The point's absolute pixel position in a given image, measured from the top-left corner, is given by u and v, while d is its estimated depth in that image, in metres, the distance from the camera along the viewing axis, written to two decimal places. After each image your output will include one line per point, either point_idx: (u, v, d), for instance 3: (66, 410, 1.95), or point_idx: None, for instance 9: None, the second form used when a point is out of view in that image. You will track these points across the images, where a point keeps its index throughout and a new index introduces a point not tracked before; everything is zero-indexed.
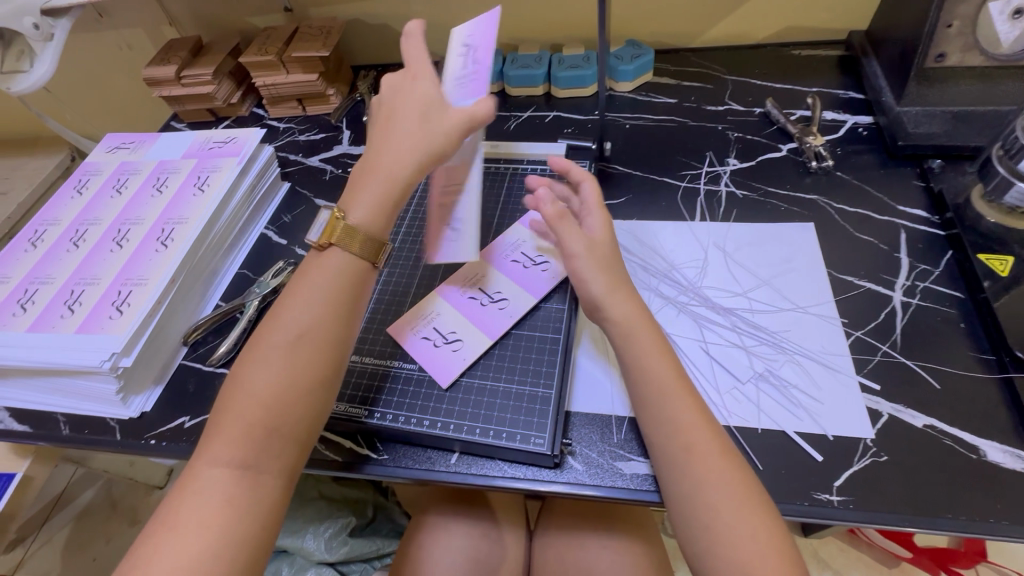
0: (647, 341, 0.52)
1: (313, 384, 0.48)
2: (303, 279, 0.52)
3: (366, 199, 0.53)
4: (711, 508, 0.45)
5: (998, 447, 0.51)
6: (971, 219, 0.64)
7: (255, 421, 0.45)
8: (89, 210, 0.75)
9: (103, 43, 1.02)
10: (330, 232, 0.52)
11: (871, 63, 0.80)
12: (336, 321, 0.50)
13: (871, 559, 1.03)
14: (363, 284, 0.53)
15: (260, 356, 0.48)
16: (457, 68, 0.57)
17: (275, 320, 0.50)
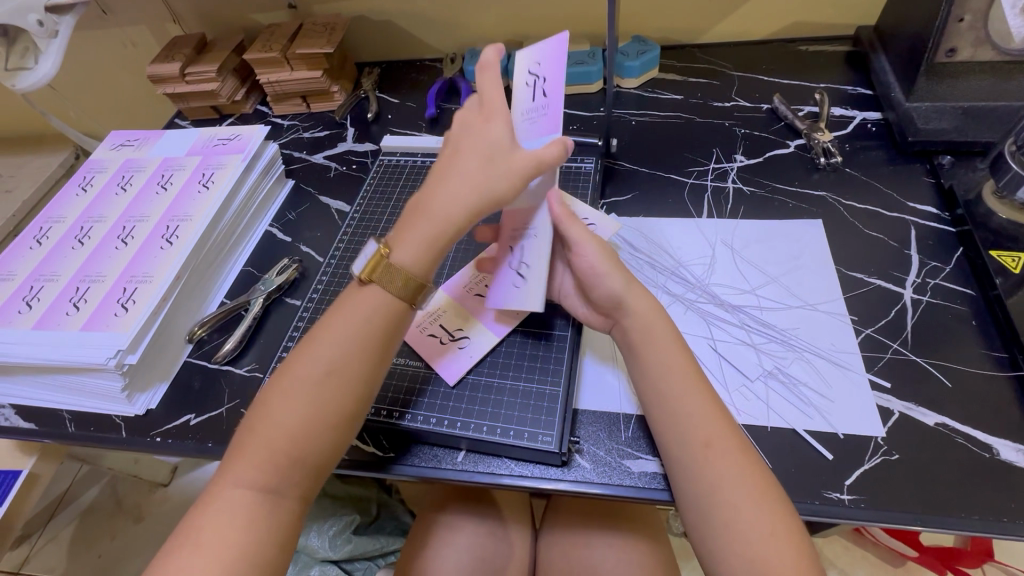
0: (663, 336, 0.52)
1: (340, 418, 0.47)
2: (340, 312, 0.49)
3: (413, 240, 0.49)
4: (730, 506, 0.44)
5: (1011, 445, 0.50)
6: (983, 215, 0.63)
7: (279, 449, 0.45)
8: (94, 207, 0.74)
9: (107, 40, 1.01)
10: (373, 267, 0.49)
11: (880, 58, 0.80)
12: (367, 359, 0.48)
13: (877, 559, 1.03)
14: (398, 326, 0.50)
15: (288, 386, 0.47)
16: (524, 101, 0.51)
17: (305, 349, 0.48)
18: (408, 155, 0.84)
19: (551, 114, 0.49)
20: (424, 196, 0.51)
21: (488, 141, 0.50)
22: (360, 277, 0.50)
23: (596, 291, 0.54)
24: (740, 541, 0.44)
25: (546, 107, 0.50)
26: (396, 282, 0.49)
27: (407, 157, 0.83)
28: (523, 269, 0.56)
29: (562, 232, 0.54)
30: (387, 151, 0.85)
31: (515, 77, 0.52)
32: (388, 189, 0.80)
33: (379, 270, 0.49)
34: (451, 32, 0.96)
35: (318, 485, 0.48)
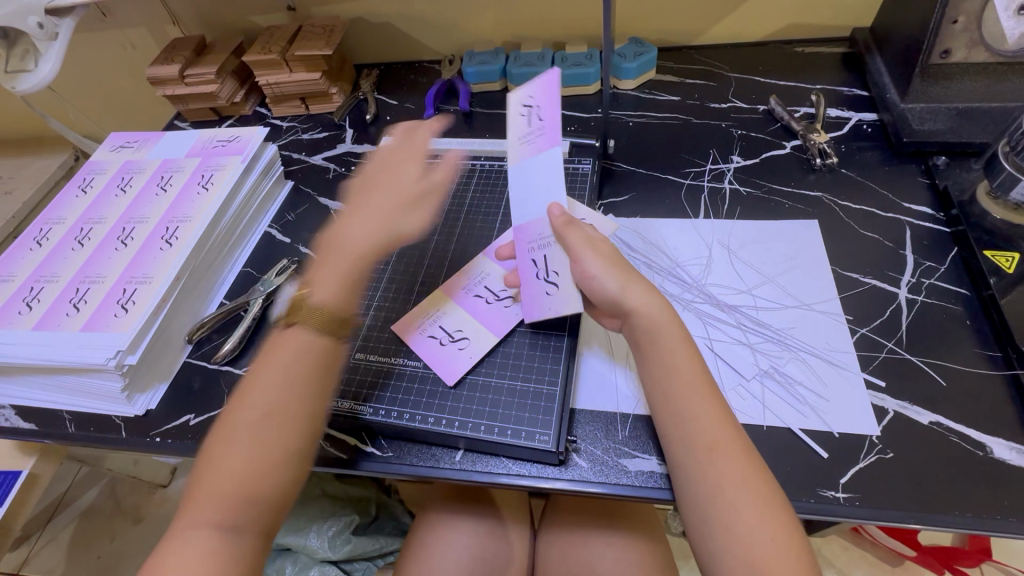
0: (674, 338, 0.51)
1: (290, 451, 0.48)
2: (271, 357, 0.51)
3: (330, 277, 0.55)
4: (732, 508, 0.45)
5: (1005, 443, 0.51)
6: (977, 215, 0.64)
7: (227, 494, 0.45)
8: (93, 209, 0.75)
9: (106, 42, 1.02)
10: (294, 310, 0.53)
11: (875, 60, 0.80)
12: (308, 394, 0.50)
13: (875, 558, 1.03)
14: (332, 361, 0.53)
15: (230, 433, 0.48)
16: (520, 127, 0.55)
17: (242, 396, 0.50)
18: None
19: (548, 138, 0.52)
20: (331, 242, 0.58)
21: (400, 180, 0.61)
22: (283, 322, 0.53)
23: (593, 294, 0.53)
24: (739, 542, 0.44)
25: (543, 134, 0.53)
26: (318, 317, 0.52)
27: None
28: (552, 277, 0.56)
29: (562, 238, 0.54)
30: None
31: (508, 107, 0.55)
32: None
33: (299, 311, 0.53)
34: (449, 33, 0.96)
35: (278, 524, 0.48)
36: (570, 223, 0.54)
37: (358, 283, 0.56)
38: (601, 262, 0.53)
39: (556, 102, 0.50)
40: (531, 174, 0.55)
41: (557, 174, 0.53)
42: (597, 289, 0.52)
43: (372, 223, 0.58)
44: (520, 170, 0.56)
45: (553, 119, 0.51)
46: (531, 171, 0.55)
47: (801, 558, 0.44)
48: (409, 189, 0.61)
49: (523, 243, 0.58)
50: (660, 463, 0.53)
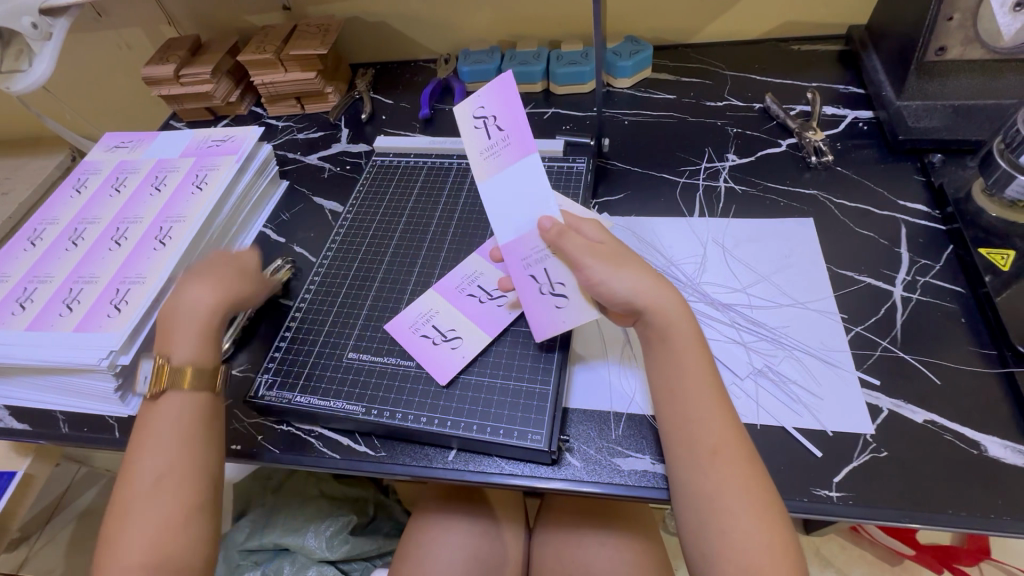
0: (686, 338, 0.51)
1: (193, 507, 0.51)
2: (145, 430, 0.54)
3: (184, 339, 0.57)
4: (729, 512, 0.45)
5: (999, 442, 0.50)
6: (972, 213, 0.64)
7: (138, 563, 0.48)
8: (87, 209, 0.75)
9: (102, 42, 1.02)
10: (159, 380, 0.55)
11: (871, 57, 0.80)
12: (195, 449, 0.53)
13: (874, 557, 1.02)
14: (212, 414, 0.56)
15: (128, 508, 0.51)
16: (480, 140, 0.56)
17: (130, 471, 0.52)
18: (401, 156, 0.84)
19: (516, 143, 0.54)
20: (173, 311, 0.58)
21: (238, 257, 0.63)
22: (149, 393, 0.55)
23: (604, 299, 0.52)
24: (735, 546, 0.44)
25: (509, 139, 0.54)
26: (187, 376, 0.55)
27: (400, 157, 0.84)
28: (556, 290, 0.56)
29: (561, 249, 0.53)
30: (380, 151, 0.85)
31: (460, 122, 0.57)
32: (380, 190, 0.80)
33: (167, 376, 0.55)
34: (444, 32, 0.96)
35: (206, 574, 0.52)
36: (563, 233, 0.53)
37: (217, 337, 0.58)
38: (609, 266, 0.52)
39: (517, 106, 0.53)
40: (508, 186, 0.55)
41: (542, 181, 0.54)
42: (609, 293, 0.51)
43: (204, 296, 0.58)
44: (493, 183, 0.56)
45: (517, 122, 0.54)
46: (506, 179, 0.55)
47: (793, 561, 0.44)
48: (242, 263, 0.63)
49: (516, 262, 0.57)
50: (653, 462, 0.53)
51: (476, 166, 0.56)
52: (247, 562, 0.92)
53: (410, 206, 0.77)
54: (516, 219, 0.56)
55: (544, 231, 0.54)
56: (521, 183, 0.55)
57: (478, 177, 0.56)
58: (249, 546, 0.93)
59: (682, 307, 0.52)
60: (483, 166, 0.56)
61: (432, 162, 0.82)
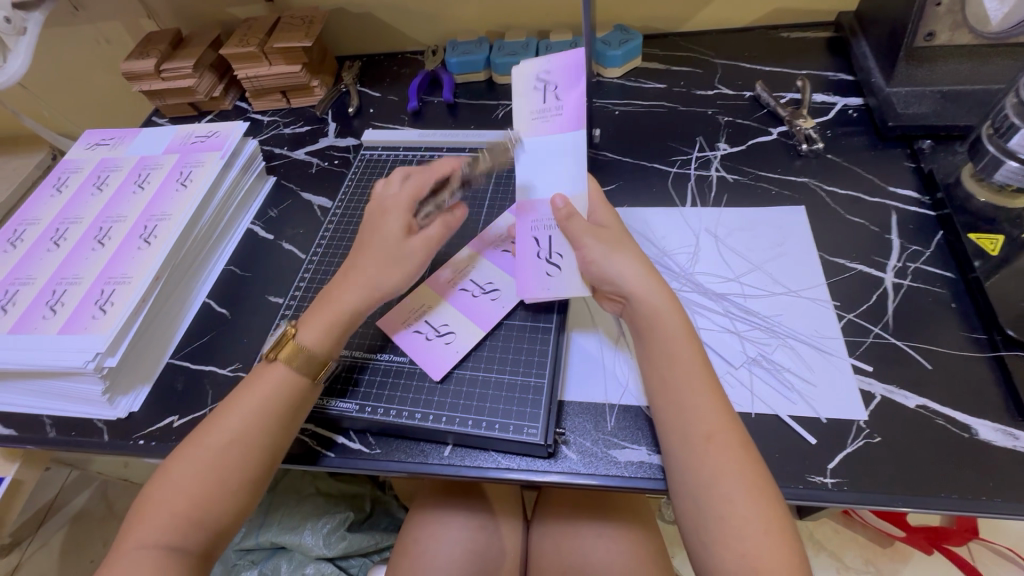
0: (674, 328, 0.51)
1: (244, 484, 0.50)
2: (245, 390, 0.53)
3: (317, 324, 0.55)
4: (727, 500, 0.45)
5: (990, 425, 0.51)
6: (962, 198, 0.64)
7: (181, 514, 0.48)
8: (69, 208, 0.73)
9: (78, 37, 0.99)
10: (279, 347, 0.54)
11: (860, 43, 0.80)
12: (274, 427, 0.51)
13: (866, 539, 1.04)
14: (305, 401, 0.54)
15: (192, 454, 0.50)
16: (534, 101, 0.56)
17: (212, 420, 0.51)
18: (390, 150, 0.83)
19: (569, 118, 0.55)
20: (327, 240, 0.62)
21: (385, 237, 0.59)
22: (267, 354, 0.54)
23: (596, 278, 0.55)
24: (734, 535, 0.44)
25: (564, 112, 0.55)
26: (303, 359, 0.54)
27: (388, 151, 0.83)
28: (553, 259, 0.59)
29: (567, 227, 0.55)
30: (369, 145, 0.84)
31: (518, 79, 0.55)
32: (370, 184, 0.79)
33: (286, 348, 0.54)
34: (431, 23, 0.94)
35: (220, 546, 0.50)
36: (572, 216, 0.55)
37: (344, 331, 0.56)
38: (605, 246, 0.54)
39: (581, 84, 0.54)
40: (543, 148, 0.57)
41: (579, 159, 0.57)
42: (602, 275, 0.54)
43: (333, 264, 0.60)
44: (536, 145, 0.57)
45: (578, 98, 0.54)
46: (548, 145, 0.57)
47: (792, 550, 0.44)
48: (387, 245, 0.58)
49: (525, 222, 0.60)
50: (649, 453, 0.53)
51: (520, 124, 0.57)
52: (243, 562, 0.92)
53: None
54: (539, 181, 0.59)
55: (555, 208, 0.56)
56: (551, 150, 0.57)
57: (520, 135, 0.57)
58: (245, 546, 0.92)
59: (670, 299, 0.52)
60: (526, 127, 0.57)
61: (421, 155, 0.81)
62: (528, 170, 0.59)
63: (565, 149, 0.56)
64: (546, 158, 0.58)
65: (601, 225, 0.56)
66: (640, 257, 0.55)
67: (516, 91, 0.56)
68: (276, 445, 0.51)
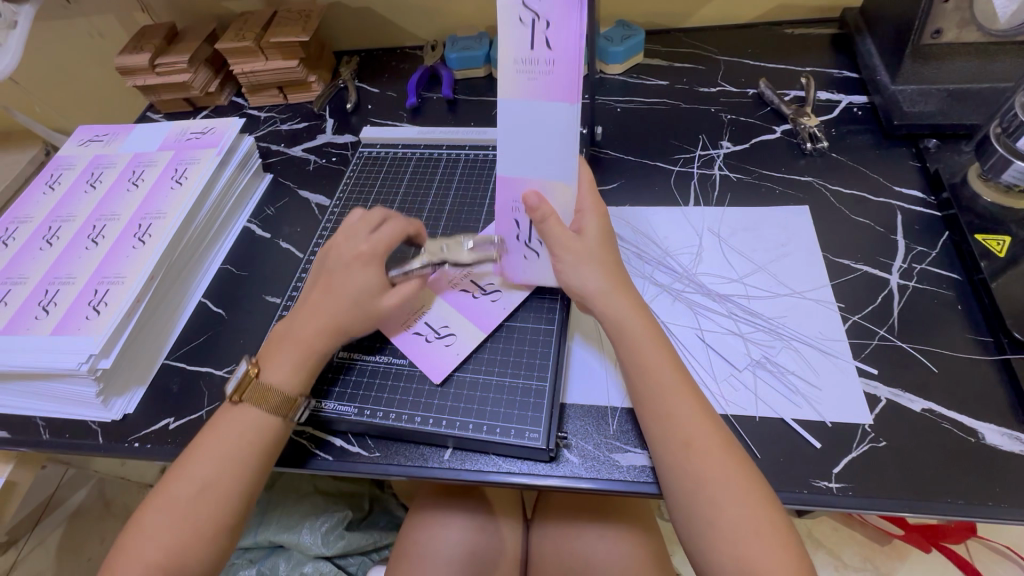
0: (638, 332, 0.51)
1: (219, 528, 0.49)
2: (212, 433, 0.52)
3: (282, 361, 0.54)
4: (713, 503, 0.44)
5: (996, 429, 0.50)
6: (968, 198, 0.63)
7: (155, 563, 0.47)
8: (62, 206, 0.72)
9: (72, 31, 0.97)
10: (241, 389, 0.53)
11: (865, 40, 0.79)
12: (246, 469, 0.50)
13: (865, 538, 1.03)
14: (276, 439, 0.53)
15: (163, 502, 0.49)
16: (521, 48, 0.50)
17: (181, 468, 0.50)
18: (389, 147, 0.82)
19: (560, 75, 0.50)
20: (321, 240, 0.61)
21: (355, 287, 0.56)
22: (231, 398, 0.53)
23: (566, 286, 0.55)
24: (733, 540, 0.43)
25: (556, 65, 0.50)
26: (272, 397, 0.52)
27: (387, 148, 0.82)
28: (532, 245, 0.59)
29: (541, 230, 0.54)
30: (367, 142, 0.83)
31: (506, 14, 0.49)
32: (368, 183, 0.78)
33: (250, 390, 0.53)
34: (430, 17, 0.93)
35: None
36: (545, 220, 0.54)
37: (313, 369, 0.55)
38: (578, 258, 0.54)
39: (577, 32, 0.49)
40: (526, 116, 0.52)
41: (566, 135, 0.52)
42: (566, 283, 0.55)
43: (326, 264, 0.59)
44: (519, 107, 0.52)
45: (566, 48, 0.49)
46: (531, 109, 0.52)
47: (789, 545, 0.43)
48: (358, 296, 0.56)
49: (507, 196, 0.57)
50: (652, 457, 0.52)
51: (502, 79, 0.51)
52: (241, 560, 0.91)
53: (399, 199, 0.75)
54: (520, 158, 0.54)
55: (529, 208, 0.54)
56: (534, 118, 0.52)
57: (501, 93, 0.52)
58: (242, 545, 0.91)
59: (635, 308, 0.52)
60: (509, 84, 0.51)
61: (420, 153, 0.80)
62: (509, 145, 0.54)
63: (548, 113, 0.52)
64: (528, 128, 0.53)
65: (579, 234, 0.55)
66: (612, 266, 0.54)
67: (500, 34, 0.50)
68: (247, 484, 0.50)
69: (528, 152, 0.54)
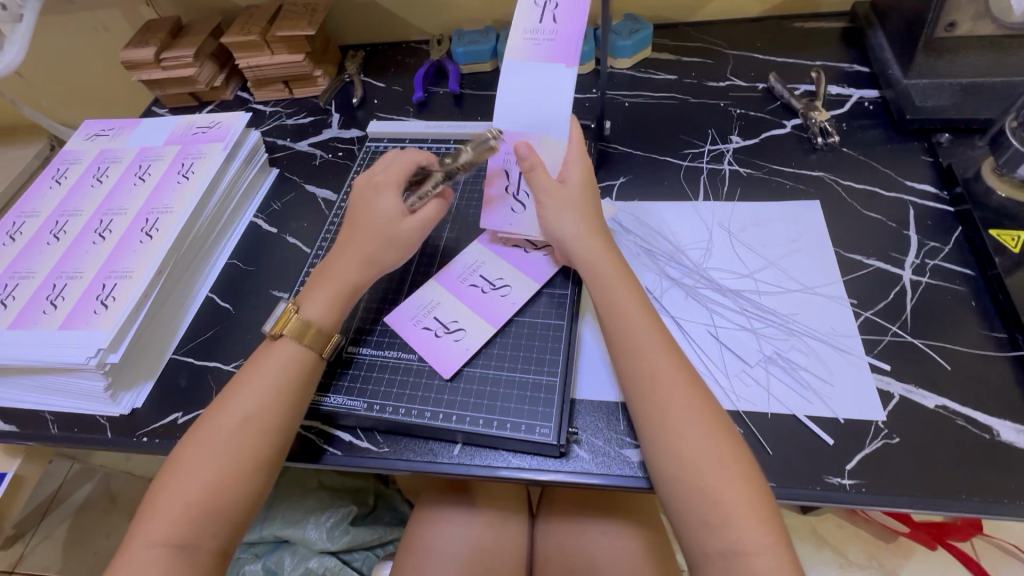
0: (611, 277, 0.54)
1: (259, 462, 0.49)
2: (251, 370, 0.53)
3: (320, 297, 0.56)
4: (677, 434, 0.46)
5: (1011, 426, 0.50)
6: (981, 193, 0.63)
7: (194, 503, 0.47)
8: (68, 201, 0.72)
9: (76, 24, 0.97)
10: (283, 324, 0.54)
11: (877, 34, 0.78)
12: (285, 404, 0.51)
13: (870, 535, 1.03)
14: (313, 376, 0.54)
15: (202, 440, 0.49)
16: (530, 20, 0.54)
17: (220, 407, 0.51)
18: (396, 142, 0.82)
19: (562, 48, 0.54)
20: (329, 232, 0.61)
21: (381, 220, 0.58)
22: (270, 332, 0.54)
23: (549, 232, 0.58)
24: (693, 469, 0.44)
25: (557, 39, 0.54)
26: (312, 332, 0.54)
27: (394, 143, 0.82)
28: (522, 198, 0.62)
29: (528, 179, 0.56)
30: (374, 137, 0.83)
31: None
32: None
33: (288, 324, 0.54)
34: (437, 11, 0.92)
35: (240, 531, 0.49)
36: (533, 170, 0.55)
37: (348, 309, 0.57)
38: (559, 203, 0.56)
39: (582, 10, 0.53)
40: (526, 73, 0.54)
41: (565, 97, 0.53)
42: (549, 228, 0.57)
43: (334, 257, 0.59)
44: (521, 68, 0.54)
45: (571, 23, 0.53)
46: (532, 68, 0.54)
47: (753, 483, 0.44)
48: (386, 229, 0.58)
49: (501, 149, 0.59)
50: None
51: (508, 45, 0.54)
52: (247, 555, 0.91)
53: None
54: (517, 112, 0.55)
55: (518, 157, 0.55)
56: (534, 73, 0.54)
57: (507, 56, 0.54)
58: (248, 539, 0.92)
59: (608, 253, 0.56)
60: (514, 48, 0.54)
61: (427, 147, 0.80)
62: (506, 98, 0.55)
63: (549, 73, 0.53)
64: (526, 87, 0.54)
65: (563, 182, 0.57)
66: (592, 214, 0.57)
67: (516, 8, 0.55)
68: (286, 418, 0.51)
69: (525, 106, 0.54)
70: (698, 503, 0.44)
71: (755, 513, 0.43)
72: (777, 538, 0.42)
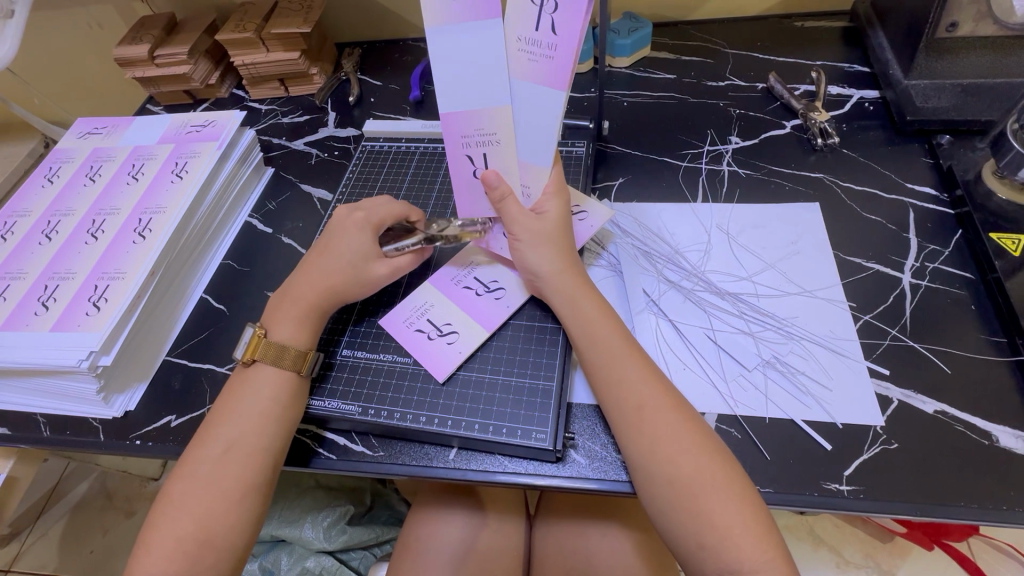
0: (587, 309, 0.53)
1: (246, 488, 0.49)
2: (227, 397, 0.53)
3: (288, 319, 0.56)
4: (671, 459, 0.45)
5: (1010, 432, 0.50)
6: (982, 195, 0.62)
7: (187, 536, 0.46)
8: (60, 200, 0.71)
9: (70, 20, 0.96)
10: (253, 349, 0.54)
11: (877, 34, 0.77)
12: (266, 429, 0.51)
13: (866, 535, 1.01)
14: (296, 396, 0.54)
15: (187, 474, 0.49)
16: None
17: (202, 437, 0.51)
18: (392, 141, 0.81)
19: (558, 58, 0.49)
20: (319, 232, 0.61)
21: (339, 245, 0.59)
22: (243, 359, 0.54)
23: (520, 267, 0.57)
24: (686, 493, 0.44)
25: (554, 53, 0.48)
26: (282, 355, 0.54)
27: (391, 142, 0.81)
28: None
29: (499, 209, 0.57)
30: (370, 136, 0.82)
31: None
32: (371, 176, 0.77)
33: (261, 348, 0.54)
34: None
35: (242, 562, 0.49)
36: (504, 200, 0.56)
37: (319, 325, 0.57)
38: (535, 240, 0.56)
39: None
40: (462, 49, 0.49)
41: (551, 122, 0.52)
42: (522, 264, 0.56)
43: (330, 257, 0.58)
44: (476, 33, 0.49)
45: None
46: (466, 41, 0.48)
47: (751, 502, 0.44)
48: (342, 253, 0.58)
49: (454, 136, 0.54)
50: None
51: (429, 6, 0.47)
52: None
53: (404, 191, 0.74)
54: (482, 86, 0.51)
55: (489, 187, 0.55)
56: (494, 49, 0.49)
57: (426, 19, 0.48)
58: None
59: (582, 287, 0.55)
60: (437, 10, 0.47)
61: (425, 147, 0.79)
62: (453, 74, 0.50)
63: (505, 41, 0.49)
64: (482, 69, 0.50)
65: (539, 215, 0.56)
66: (565, 249, 0.56)
67: None
68: (269, 445, 0.50)
69: (479, 97, 0.51)
70: (695, 527, 0.43)
71: (752, 532, 0.42)
72: (775, 555, 0.42)
